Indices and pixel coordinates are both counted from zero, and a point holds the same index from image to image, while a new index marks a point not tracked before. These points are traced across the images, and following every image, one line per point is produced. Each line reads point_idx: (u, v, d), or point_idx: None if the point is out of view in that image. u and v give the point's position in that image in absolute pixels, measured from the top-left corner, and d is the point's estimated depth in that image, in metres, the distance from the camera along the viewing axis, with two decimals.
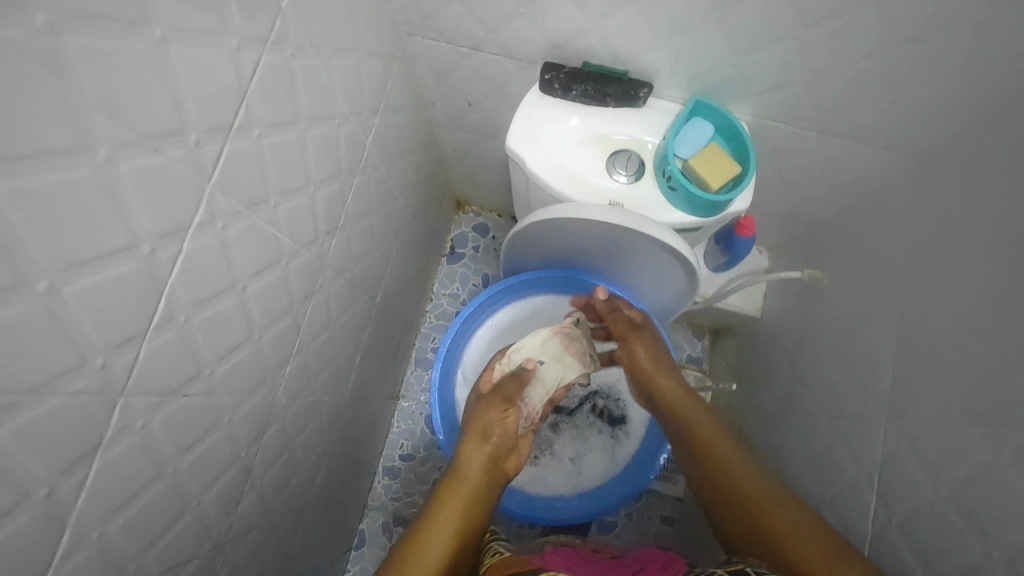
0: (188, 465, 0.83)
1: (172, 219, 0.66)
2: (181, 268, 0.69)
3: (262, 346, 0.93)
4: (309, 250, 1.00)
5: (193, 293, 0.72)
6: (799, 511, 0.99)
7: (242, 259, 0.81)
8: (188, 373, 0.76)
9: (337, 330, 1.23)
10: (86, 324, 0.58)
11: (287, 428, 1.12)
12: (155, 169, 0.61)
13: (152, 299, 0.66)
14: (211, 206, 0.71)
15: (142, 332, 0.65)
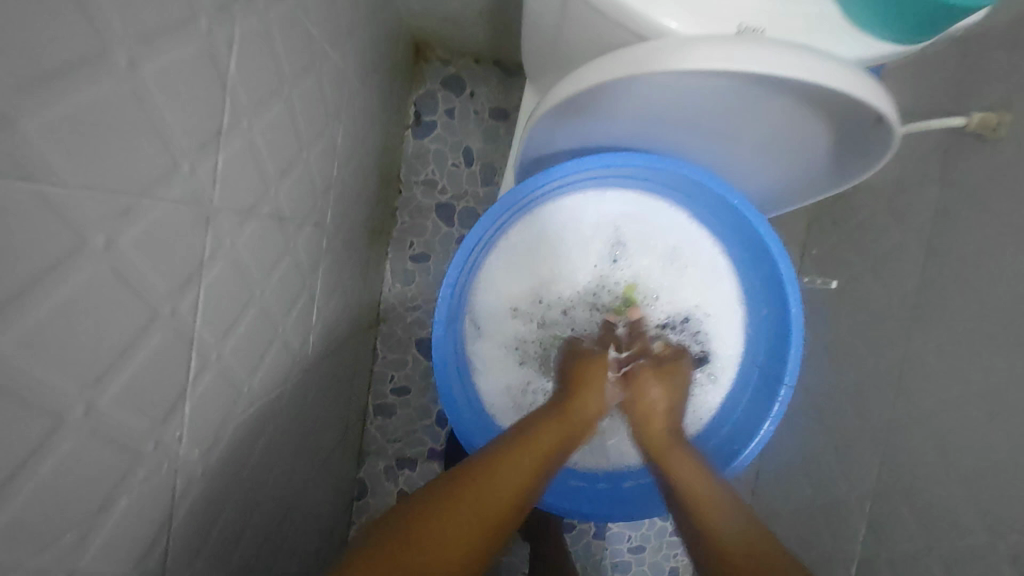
0: (268, 534, 0.65)
1: (202, 150, 0.42)
2: (204, 297, 0.46)
3: (303, 341, 0.69)
4: (336, 173, 0.70)
5: (216, 325, 0.48)
6: (715, 486, 0.59)
7: (262, 227, 0.54)
8: (225, 411, 0.52)
9: (371, 292, 0.94)
10: (125, 422, 0.39)
11: (350, 399, 0.91)
12: (177, 64, 0.38)
13: (191, 349, 0.45)
14: (234, 109, 0.45)
15: (185, 396, 0.45)
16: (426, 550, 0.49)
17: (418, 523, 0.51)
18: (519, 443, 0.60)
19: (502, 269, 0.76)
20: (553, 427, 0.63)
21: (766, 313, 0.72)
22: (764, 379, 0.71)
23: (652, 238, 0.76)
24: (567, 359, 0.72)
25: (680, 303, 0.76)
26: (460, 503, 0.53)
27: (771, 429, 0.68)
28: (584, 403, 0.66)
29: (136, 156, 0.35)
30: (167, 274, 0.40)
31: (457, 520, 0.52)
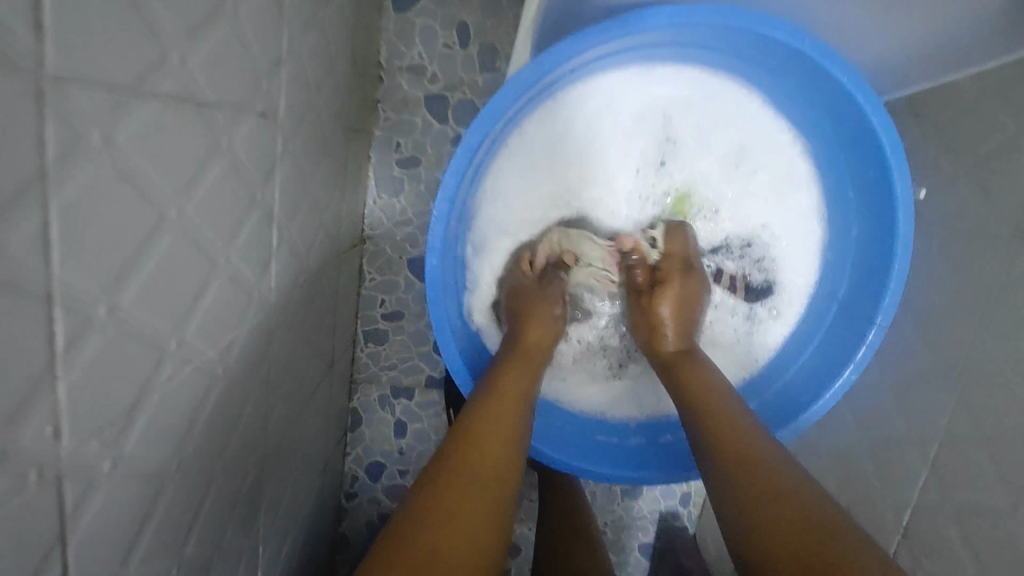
0: (264, 509, 0.56)
1: (120, 106, 0.26)
2: (151, 286, 0.31)
3: (289, 286, 0.55)
4: (307, 71, 0.52)
5: (181, 303, 0.34)
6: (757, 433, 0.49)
7: (233, 156, 0.39)
8: (211, 414, 0.41)
9: (350, 212, 0.77)
10: (55, 486, 0.26)
11: (334, 347, 0.79)
12: (44, 12, 0.21)
13: (147, 353, 0.32)
14: (163, 36, 0.28)
15: (144, 411, 0.32)
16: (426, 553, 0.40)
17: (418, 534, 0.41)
18: (488, 406, 0.51)
19: (518, 184, 0.63)
20: (508, 388, 0.53)
21: (854, 234, 0.61)
22: (843, 313, 0.61)
23: (715, 142, 0.64)
24: (512, 304, 0.62)
25: (740, 221, 0.66)
26: (456, 482, 0.45)
27: (852, 377, 0.58)
28: (534, 338, 0.59)
29: (8, 129, 0.21)
30: (169, 182, 0.31)
31: (463, 508, 0.43)
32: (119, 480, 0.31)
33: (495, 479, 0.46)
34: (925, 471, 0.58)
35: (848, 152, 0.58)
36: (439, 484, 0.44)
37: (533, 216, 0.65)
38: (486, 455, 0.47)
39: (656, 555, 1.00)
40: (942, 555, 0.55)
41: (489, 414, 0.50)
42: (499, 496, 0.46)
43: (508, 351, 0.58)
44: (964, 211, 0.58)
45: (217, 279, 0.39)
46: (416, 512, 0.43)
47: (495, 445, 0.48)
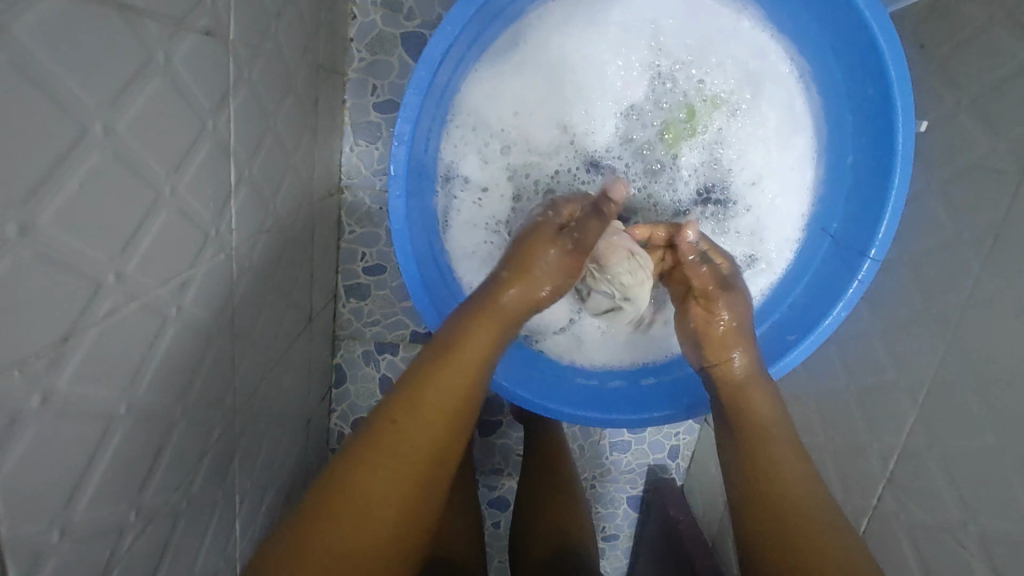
0: (237, 462, 0.55)
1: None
2: (73, 208, 0.28)
3: (254, 229, 0.52)
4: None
5: (115, 233, 0.31)
6: (793, 463, 0.49)
7: (172, 74, 0.35)
8: (164, 357, 0.39)
9: (324, 158, 0.74)
10: None
11: (313, 300, 0.76)
12: None
13: (75, 282, 0.29)
14: None
15: (76, 346, 0.30)
16: (367, 487, 0.43)
17: (364, 464, 0.43)
18: (441, 373, 0.46)
19: (500, 115, 0.64)
20: (486, 323, 0.49)
21: (848, 165, 0.60)
22: (835, 247, 0.60)
23: (698, 77, 0.63)
24: (519, 240, 0.54)
25: (728, 160, 0.65)
26: (412, 416, 0.45)
27: (841, 314, 0.57)
28: (513, 294, 0.50)
29: None
30: (91, 93, 0.28)
31: (404, 445, 0.44)
32: (55, 417, 0.29)
33: (446, 413, 0.45)
34: (914, 415, 0.57)
35: (841, 64, 0.57)
36: (394, 413, 0.45)
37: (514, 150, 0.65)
38: (441, 394, 0.46)
39: (644, 506, 1.01)
40: (927, 496, 0.55)
41: (458, 354, 0.47)
42: (449, 431, 0.46)
43: (503, 287, 0.51)
44: (967, 147, 0.55)
45: (162, 211, 0.36)
46: (366, 440, 0.44)
47: (450, 381, 0.46)
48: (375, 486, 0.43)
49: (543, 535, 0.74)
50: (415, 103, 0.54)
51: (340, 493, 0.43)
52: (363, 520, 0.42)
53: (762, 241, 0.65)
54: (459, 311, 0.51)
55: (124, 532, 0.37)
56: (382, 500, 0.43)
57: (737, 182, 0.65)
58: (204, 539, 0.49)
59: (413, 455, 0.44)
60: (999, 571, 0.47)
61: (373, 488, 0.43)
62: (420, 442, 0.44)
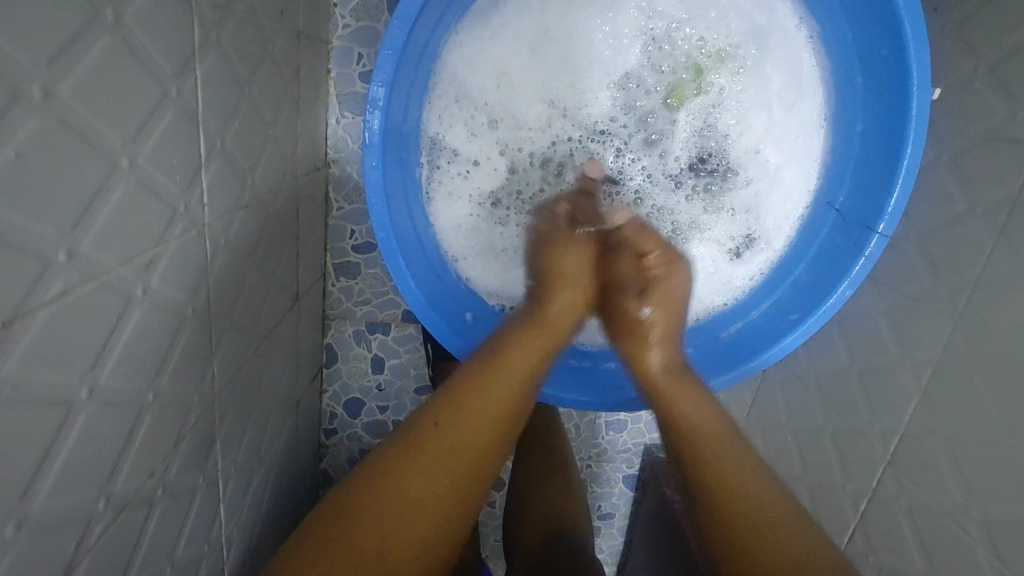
0: (220, 446, 0.53)
1: None
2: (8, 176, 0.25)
3: (230, 205, 0.50)
4: None
5: (63, 206, 0.29)
6: (735, 459, 0.49)
7: (125, 33, 0.32)
8: (131, 339, 0.37)
9: (307, 131, 0.71)
10: None
11: (300, 279, 0.74)
12: None
13: (19, 259, 0.27)
14: None
15: (25, 329, 0.28)
16: (417, 481, 0.45)
17: (413, 457, 0.46)
18: (484, 380, 0.50)
19: (488, 77, 0.62)
20: (537, 335, 0.54)
21: (858, 132, 0.57)
22: (842, 222, 0.58)
23: (700, 36, 0.61)
24: (544, 262, 0.59)
25: (727, 126, 0.63)
26: (463, 414, 0.48)
27: (846, 293, 0.55)
28: (556, 305, 0.56)
29: None
30: (25, 49, 0.26)
31: (450, 443, 0.47)
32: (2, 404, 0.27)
33: (495, 414, 0.49)
34: (918, 395, 0.55)
35: (851, 22, 0.55)
36: (442, 412, 0.48)
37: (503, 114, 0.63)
38: (494, 397, 0.50)
39: (640, 486, 1.00)
40: (929, 479, 0.53)
41: (507, 359, 0.52)
42: (495, 435, 0.49)
43: (547, 298, 0.56)
44: (982, 115, 0.52)
45: (119, 183, 0.33)
46: (417, 436, 0.47)
47: (501, 385, 0.50)
48: (427, 480, 0.45)
49: (540, 517, 0.73)
50: (390, 64, 0.51)
51: (388, 485, 0.45)
52: (408, 510, 0.44)
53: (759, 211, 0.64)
54: (509, 324, 0.56)
55: (91, 522, 0.35)
56: (426, 494, 0.45)
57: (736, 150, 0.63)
58: (186, 524, 0.48)
59: (463, 452, 0.47)
60: (1003, 555, 0.46)
61: (426, 483, 0.45)
62: (465, 446, 0.47)
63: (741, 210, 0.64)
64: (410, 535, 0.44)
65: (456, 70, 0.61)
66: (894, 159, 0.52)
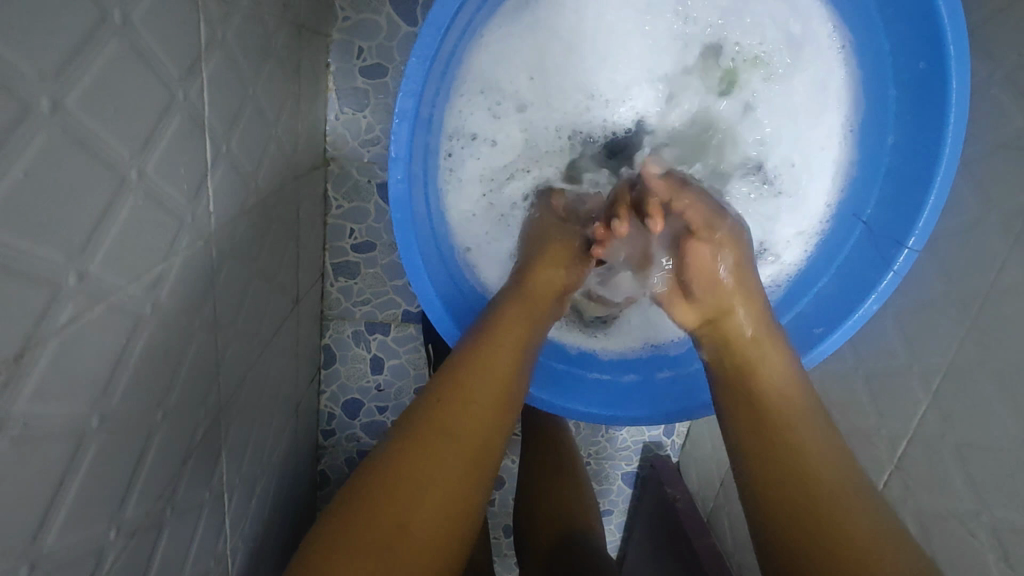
0: (225, 459, 0.52)
1: None
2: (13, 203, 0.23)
3: (234, 211, 0.48)
4: None
5: (70, 228, 0.27)
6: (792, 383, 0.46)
7: (130, 37, 0.30)
8: (140, 360, 0.35)
9: (307, 129, 0.68)
10: None
11: (299, 281, 0.72)
12: None
13: (27, 289, 0.25)
14: None
15: (34, 362, 0.26)
16: (421, 474, 0.41)
17: (415, 445, 0.42)
18: (458, 391, 0.45)
19: (512, 84, 0.61)
20: (522, 309, 0.52)
21: (888, 144, 0.58)
22: (868, 232, 0.59)
23: (740, 41, 0.60)
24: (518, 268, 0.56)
25: (757, 135, 0.63)
26: (462, 395, 0.45)
27: (873, 308, 0.55)
28: (543, 276, 0.55)
29: None
30: (32, 62, 0.23)
31: (434, 470, 0.41)
32: (13, 443, 0.25)
33: (496, 392, 0.46)
34: (928, 402, 0.55)
35: (892, 35, 0.54)
36: (440, 394, 0.45)
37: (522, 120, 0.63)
38: (489, 373, 0.47)
39: (639, 483, 1.00)
40: (938, 484, 0.53)
41: (498, 334, 0.50)
42: (497, 417, 0.45)
43: (511, 299, 0.53)
44: (998, 122, 0.51)
45: (129, 199, 0.31)
46: (418, 423, 0.43)
47: (497, 359, 0.48)
48: (432, 466, 0.41)
49: (547, 518, 0.73)
50: (419, 73, 0.49)
51: (385, 482, 0.40)
52: (412, 507, 0.39)
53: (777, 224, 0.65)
54: (496, 299, 0.54)
55: (102, 554, 0.34)
56: (436, 486, 0.41)
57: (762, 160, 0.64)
58: (193, 541, 0.46)
59: (470, 434, 0.43)
60: (1011, 559, 0.46)
61: (432, 474, 0.41)
62: (456, 466, 0.42)
63: (763, 221, 0.65)
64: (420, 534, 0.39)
65: (486, 74, 0.59)
66: (928, 179, 0.52)
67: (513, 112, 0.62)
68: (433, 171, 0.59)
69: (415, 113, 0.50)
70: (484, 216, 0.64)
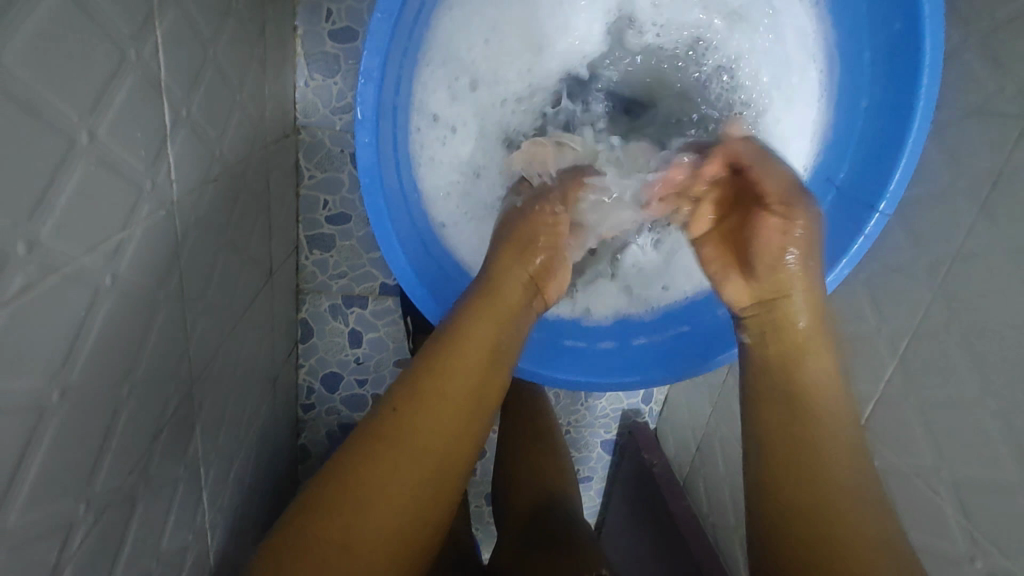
0: (200, 432, 0.51)
1: None
2: None
3: (199, 179, 0.46)
4: None
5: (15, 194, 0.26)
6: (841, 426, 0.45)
7: None
8: (101, 332, 0.34)
9: (275, 95, 0.66)
10: None
11: (272, 254, 0.70)
12: None
13: None
14: None
15: None
16: (370, 493, 0.40)
17: (367, 462, 0.41)
18: (428, 385, 0.44)
19: (479, 48, 0.60)
20: (486, 308, 0.49)
21: (863, 107, 0.58)
22: (841, 198, 0.60)
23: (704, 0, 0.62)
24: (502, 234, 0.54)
25: (741, 94, 0.63)
26: (415, 404, 0.43)
27: (845, 272, 0.56)
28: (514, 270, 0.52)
29: None
30: None
31: (394, 476, 0.40)
32: None
33: (458, 402, 0.44)
34: (893, 364, 0.56)
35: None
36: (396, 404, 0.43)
37: (496, 81, 0.62)
38: (453, 378, 0.45)
39: (617, 449, 1.02)
40: (901, 443, 0.55)
41: (465, 333, 0.47)
42: (468, 418, 0.44)
43: (499, 272, 0.51)
44: (969, 87, 0.51)
45: (79, 162, 0.30)
46: (370, 437, 0.42)
47: (456, 365, 0.45)
48: (382, 481, 0.40)
49: (527, 488, 0.74)
50: (384, 28, 0.48)
51: (349, 496, 0.39)
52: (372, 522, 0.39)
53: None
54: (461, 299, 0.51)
55: (72, 528, 0.33)
56: (400, 495, 0.40)
57: (741, 114, 0.63)
58: (168, 517, 0.46)
59: (423, 452, 0.42)
60: (970, 513, 0.48)
61: (394, 487, 0.40)
62: (418, 471, 0.41)
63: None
64: (375, 543, 0.39)
65: (452, 36, 0.58)
66: (899, 140, 0.52)
67: (487, 77, 0.61)
68: (403, 136, 0.58)
69: (381, 70, 0.49)
70: (458, 172, 0.63)
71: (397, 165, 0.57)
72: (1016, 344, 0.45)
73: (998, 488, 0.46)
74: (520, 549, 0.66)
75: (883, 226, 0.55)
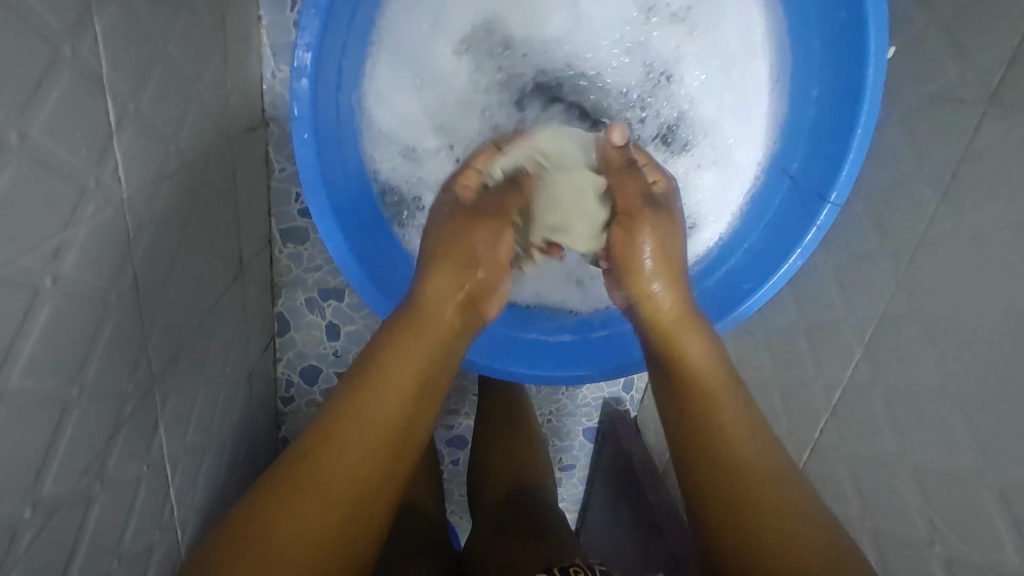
0: (163, 430, 0.51)
1: None
2: None
3: (153, 174, 0.45)
4: None
5: None
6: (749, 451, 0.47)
7: None
8: (43, 336, 0.33)
9: (239, 87, 0.65)
10: None
11: (241, 249, 0.70)
12: None
13: None
14: None
15: None
16: (347, 440, 0.43)
17: (365, 390, 0.45)
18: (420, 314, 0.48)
19: (429, 47, 0.60)
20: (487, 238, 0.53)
21: (813, 97, 0.58)
22: (795, 188, 0.59)
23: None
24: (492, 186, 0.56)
25: (688, 95, 0.63)
26: (415, 337, 0.47)
27: (798, 262, 0.57)
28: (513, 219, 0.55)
29: None
30: None
31: (379, 392, 0.45)
32: None
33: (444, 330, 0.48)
34: (859, 352, 0.57)
35: None
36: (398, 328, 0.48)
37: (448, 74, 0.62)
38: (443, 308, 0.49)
39: (599, 437, 1.02)
40: (864, 427, 0.56)
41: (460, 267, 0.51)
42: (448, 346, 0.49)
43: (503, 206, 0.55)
44: (931, 74, 0.51)
45: (10, 162, 0.30)
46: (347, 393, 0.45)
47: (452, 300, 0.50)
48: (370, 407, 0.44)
49: (501, 476, 0.74)
50: (315, 24, 0.48)
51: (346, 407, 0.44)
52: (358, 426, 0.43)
53: (697, 173, 0.65)
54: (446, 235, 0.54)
55: (18, 530, 0.33)
56: (382, 410, 0.44)
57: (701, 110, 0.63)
58: (131, 514, 0.46)
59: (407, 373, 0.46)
60: (929, 498, 0.49)
61: (379, 401, 0.44)
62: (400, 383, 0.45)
63: (686, 169, 0.65)
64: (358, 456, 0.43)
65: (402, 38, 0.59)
66: (848, 128, 0.53)
67: (443, 76, 0.61)
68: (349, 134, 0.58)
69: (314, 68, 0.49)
70: (418, 169, 0.63)
71: (345, 160, 0.57)
72: (972, 333, 0.45)
73: (956, 472, 0.46)
74: (492, 535, 0.66)
75: (835, 216, 0.55)
